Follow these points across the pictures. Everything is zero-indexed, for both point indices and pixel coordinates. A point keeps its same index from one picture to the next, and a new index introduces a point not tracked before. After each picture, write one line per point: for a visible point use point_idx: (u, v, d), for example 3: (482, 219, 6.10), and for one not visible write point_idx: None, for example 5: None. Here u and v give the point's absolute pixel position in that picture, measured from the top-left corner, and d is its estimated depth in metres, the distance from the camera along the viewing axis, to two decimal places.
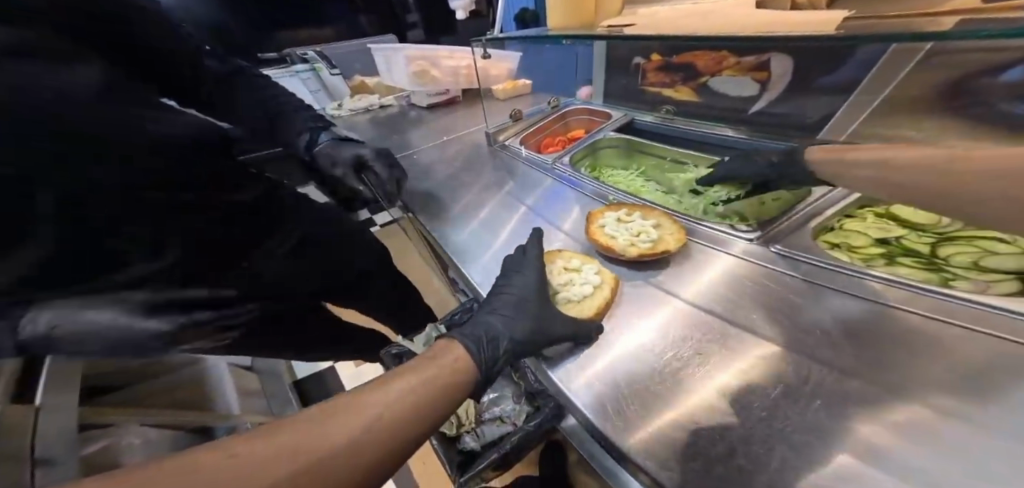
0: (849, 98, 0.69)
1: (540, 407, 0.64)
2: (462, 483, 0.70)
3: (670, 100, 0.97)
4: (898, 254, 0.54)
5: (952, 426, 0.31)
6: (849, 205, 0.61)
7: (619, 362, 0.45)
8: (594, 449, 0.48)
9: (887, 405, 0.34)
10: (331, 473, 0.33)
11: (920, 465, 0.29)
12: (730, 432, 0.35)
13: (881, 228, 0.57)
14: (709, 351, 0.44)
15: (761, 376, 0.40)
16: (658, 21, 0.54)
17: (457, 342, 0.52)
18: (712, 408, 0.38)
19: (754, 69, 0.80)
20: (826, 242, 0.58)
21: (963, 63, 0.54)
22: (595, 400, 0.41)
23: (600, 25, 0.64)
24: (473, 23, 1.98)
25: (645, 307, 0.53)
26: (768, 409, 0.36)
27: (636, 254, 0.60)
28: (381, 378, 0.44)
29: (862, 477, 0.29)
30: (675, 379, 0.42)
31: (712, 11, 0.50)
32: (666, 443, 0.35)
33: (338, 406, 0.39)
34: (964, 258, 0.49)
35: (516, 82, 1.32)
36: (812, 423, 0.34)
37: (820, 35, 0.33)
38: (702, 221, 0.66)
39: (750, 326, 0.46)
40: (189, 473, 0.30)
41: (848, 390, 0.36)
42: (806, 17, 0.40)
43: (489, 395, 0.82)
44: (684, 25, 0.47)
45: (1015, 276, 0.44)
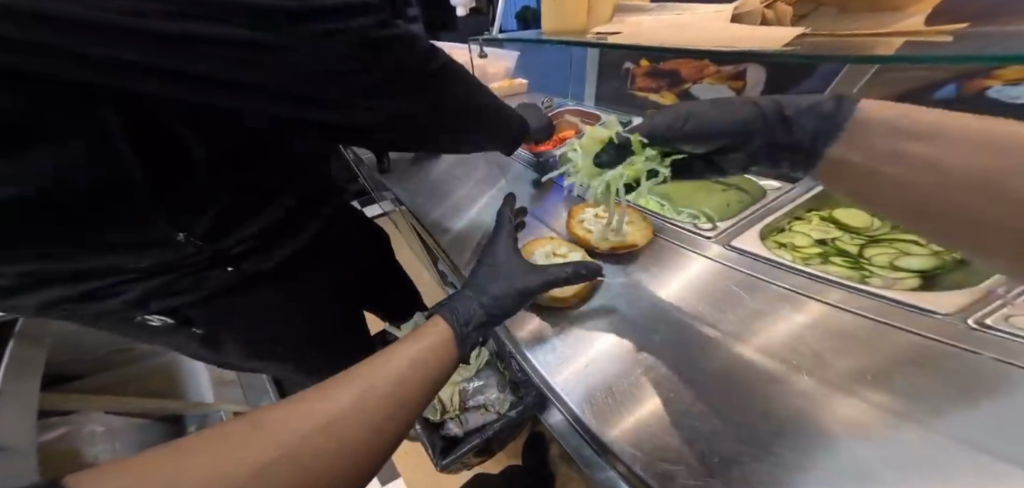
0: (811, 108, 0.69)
1: (523, 398, 0.67)
2: (447, 464, 0.77)
3: (655, 106, 0.95)
4: (833, 254, 0.58)
5: (891, 419, 0.34)
6: (798, 208, 0.68)
7: (594, 362, 0.49)
8: (578, 439, 0.52)
9: (835, 398, 0.37)
10: (318, 450, 0.39)
11: (861, 451, 0.31)
12: (698, 429, 0.37)
13: (822, 230, 0.63)
14: (677, 348, 0.47)
15: (724, 376, 0.42)
16: (642, 31, 0.56)
17: (440, 316, 0.55)
18: (682, 400, 0.41)
19: (732, 78, 0.79)
20: (773, 241, 0.62)
21: (908, 79, 0.58)
22: (580, 394, 0.45)
23: (590, 31, 0.66)
24: (472, 19, 1.96)
25: (628, 303, 0.56)
26: (732, 408, 0.38)
27: (610, 247, 0.64)
28: (370, 357, 0.49)
29: (811, 459, 0.32)
30: (651, 373, 0.45)
31: (689, 24, 0.52)
32: (647, 437, 0.38)
33: (332, 383, 0.45)
34: (884, 258, 0.55)
35: (513, 81, 1.30)
36: (763, 418, 0.37)
37: (772, 54, 0.36)
38: (673, 221, 0.70)
39: (719, 324, 0.48)
40: (197, 452, 0.36)
41: (800, 385, 0.39)
42: (768, 33, 0.42)
43: (473, 384, 0.84)
44: (664, 36, 0.50)
45: (919, 274, 0.51)
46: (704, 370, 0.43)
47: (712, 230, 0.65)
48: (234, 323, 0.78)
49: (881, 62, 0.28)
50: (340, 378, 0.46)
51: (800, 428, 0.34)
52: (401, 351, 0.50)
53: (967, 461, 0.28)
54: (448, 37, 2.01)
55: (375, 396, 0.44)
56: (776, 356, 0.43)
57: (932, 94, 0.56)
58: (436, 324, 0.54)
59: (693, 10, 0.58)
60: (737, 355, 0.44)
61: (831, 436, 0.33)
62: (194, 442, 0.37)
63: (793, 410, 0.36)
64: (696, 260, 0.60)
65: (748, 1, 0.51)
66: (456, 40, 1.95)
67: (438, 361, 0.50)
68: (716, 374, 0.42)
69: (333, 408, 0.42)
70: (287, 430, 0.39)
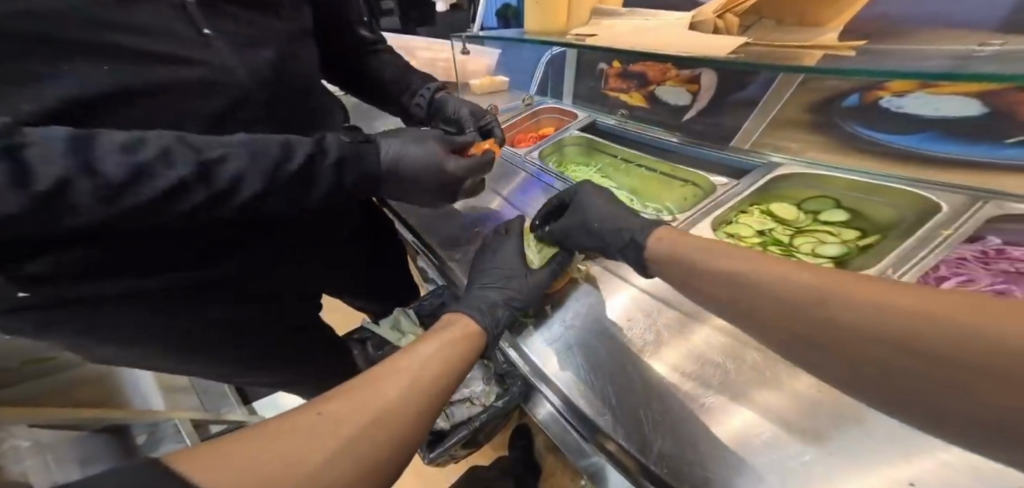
0: (754, 112, 0.76)
1: (509, 388, 0.68)
2: (432, 459, 0.76)
3: (625, 105, 0.98)
4: (770, 245, 0.62)
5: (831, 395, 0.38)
6: (743, 201, 0.68)
7: (579, 354, 0.53)
8: (562, 427, 0.54)
9: (786, 378, 0.41)
10: (357, 456, 0.37)
11: (804, 428, 0.37)
12: (675, 415, 0.43)
13: (761, 222, 0.66)
14: (650, 339, 0.50)
15: (687, 367, 0.46)
16: (614, 33, 0.59)
17: (463, 313, 0.58)
18: (661, 390, 0.45)
19: (689, 81, 0.85)
20: (725, 232, 0.65)
21: (821, 88, 0.70)
22: (575, 384, 0.51)
23: (570, 33, 0.68)
24: (451, 14, 1.82)
25: (607, 294, 0.58)
26: (693, 404, 0.43)
27: None
28: (393, 355, 0.49)
29: (761, 446, 0.37)
30: (632, 365, 0.49)
31: (653, 30, 0.56)
32: (636, 424, 0.45)
33: (374, 378, 0.44)
34: (808, 246, 0.60)
35: (495, 78, 1.27)
36: (721, 400, 0.42)
37: (729, 61, 0.41)
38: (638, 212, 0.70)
39: (689, 311, 0.51)
40: (230, 455, 0.33)
41: (753, 362, 0.43)
42: (716, 41, 0.47)
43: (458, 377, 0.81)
44: (635, 39, 0.54)
45: (832, 260, 0.57)
46: (674, 356, 0.48)
47: (672, 219, 0.68)
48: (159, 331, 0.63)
49: (809, 72, 0.36)
50: (370, 378, 0.45)
51: (752, 409, 0.40)
52: (425, 348, 0.50)
53: (879, 431, 0.34)
54: (426, 30, 1.84)
55: (384, 421, 0.40)
56: (735, 337, 0.46)
57: (842, 102, 0.68)
58: (462, 323, 0.56)
59: (658, 17, 0.61)
60: (702, 340, 0.48)
61: (781, 415, 0.38)
62: (247, 438, 0.36)
63: (746, 392, 0.41)
64: None
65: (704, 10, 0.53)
66: (432, 32, 1.83)
67: (462, 359, 0.52)
68: (687, 363, 0.46)
69: (382, 398, 0.42)
70: (347, 426, 0.38)
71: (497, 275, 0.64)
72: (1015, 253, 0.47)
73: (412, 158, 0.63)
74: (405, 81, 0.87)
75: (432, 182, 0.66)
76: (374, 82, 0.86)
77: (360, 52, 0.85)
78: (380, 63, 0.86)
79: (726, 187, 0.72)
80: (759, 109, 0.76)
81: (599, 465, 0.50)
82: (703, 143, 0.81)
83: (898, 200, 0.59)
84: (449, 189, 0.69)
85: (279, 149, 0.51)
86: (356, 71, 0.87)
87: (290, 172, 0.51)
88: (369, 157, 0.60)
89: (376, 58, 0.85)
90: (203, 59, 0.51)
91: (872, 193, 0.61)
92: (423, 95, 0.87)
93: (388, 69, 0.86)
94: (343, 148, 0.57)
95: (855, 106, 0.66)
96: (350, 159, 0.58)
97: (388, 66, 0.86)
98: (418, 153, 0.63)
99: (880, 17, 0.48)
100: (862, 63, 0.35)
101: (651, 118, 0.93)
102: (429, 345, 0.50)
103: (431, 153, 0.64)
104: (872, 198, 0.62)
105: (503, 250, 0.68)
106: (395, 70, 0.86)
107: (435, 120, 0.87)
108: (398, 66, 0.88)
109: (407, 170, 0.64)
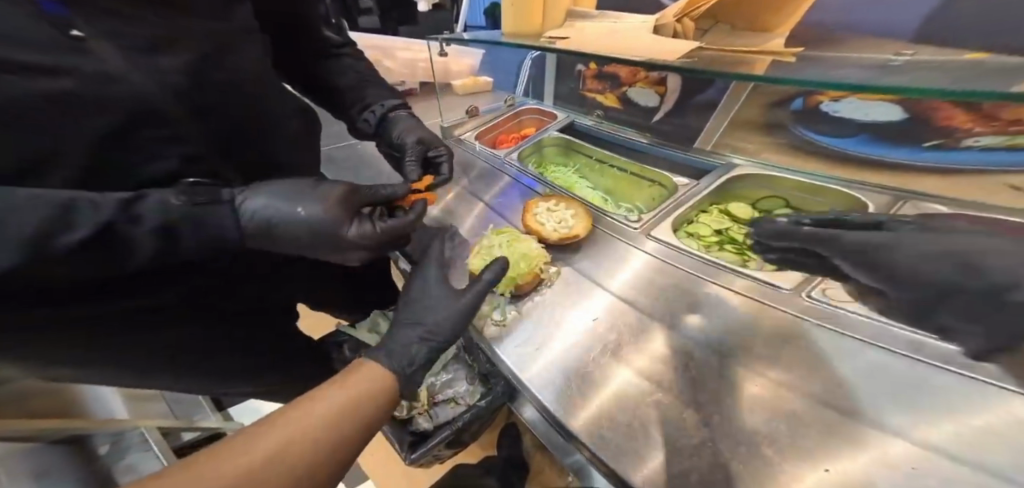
0: (714, 114, 0.79)
1: (493, 388, 0.67)
2: (413, 462, 0.70)
3: (601, 106, 1.00)
4: (726, 244, 0.65)
5: (792, 398, 0.41)
6: (702, 201, 0.73)
7: (550, 360, 0.52)
8: (547, 428, 0.55)
9: (749, 382, 0.43)
10: None
11: (765, 430, 0.39)
12: (645, 415, 0.44)
13: (718, 221, 0.70)
14: (617, 342, 0.52)
15: (658, 371, 0.47)
16: (584, 36, 0.61)
17: (378, 363, 0.53)
18: (631, 395, 0.46)
19: (657, 84, 0.85)
20: (684, 232, 0.69)
21: (772, 93, 0.73)
22: (552, 389, 0.49)
23: (543, 35, 0.69)
24: (434, 14, 1.79)
25: (579, 297, 0.59)
26: (660, 410, 0.44)
27: (557, 238, 0.66)
28: (259, 420, 0.40)
29: (728, 451, 0.39)
30: (603, 370, 0.49)
31: (619, 31, 0.58)
32: (604, 424, 0.44)
33: (221, 450, 0.35)
34: None
35: (477, 78, 1.27)
36: (682, 402, 0.44)
37: (685, 67, 0.43)
38: (610, 214, 0.72)
39: (661, 317, 0.53)
40: None
41: (719, 369, 0.45)
42: (676, 46, 0.49)
43: (441, 378, 0.78)
44: (597, 43, 0.55)
45: None
46: (643, 362, 0.49)
47: (639, 219, 0.69)
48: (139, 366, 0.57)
49: (757, 79, 0.38)
50: (212, 451, 0.35)
51: (715, 416, 0.41)
52: (304, 411, 0.41)
53: (832, 428, 0.37)
54: (407, 30, 1.80)
55: None
56: (697, 342, 0.49)
57: (789, 106, 0.71)
58: (371, 381, 0.49)
59: (626, 19, 0.64)
60: (666, 344, 0.50)
61: (744, 423, 0.40)
62: None
63: (709, 401, 0.43)
64: (635, 251, 0.63)
65: (666, 12, 0.55)
66: (414, 32, 1.80)
67: (347, 429, 0.43)
68: (656, 368, 0.48)
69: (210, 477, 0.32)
70: None
71: (415, 311, 0.61)
72: (934, 250, 0.52)
73: (291, 223, 0.51)
74: (359, 93, 0.83)
75: (324, 244, 0.54)
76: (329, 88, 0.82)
77: (316, 52, 0.80)
78: (340, 68, 0.82)
79: (688, 188, 0.76)
80: (719, 109, 0.78)
81: (581, 464, 0.51)
82: (671, 146, 0.84)
83: (835, 200, 0.64)
84: (354, 252, 0.57)
85: (54, 216, 0.34)
86: (309, 71, 0.82)
87: (68, 246, 0.34)
88: (223, 226, 0.46)
89: (336, 64, 0.82)
90: (71, 64, 0.41)
91: (816, 194, 0.67)
92: (373, 110, 0.84)
93: (347, 77, 0.82)
94: (180, 208, 0.42)
95: (802, 109, 0.69)
96: (191, 226, 0.43)
97: (347, 75, 0.82)
98: (298, 213, 0.51)
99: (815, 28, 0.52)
100: (793, 71, 0.38)
101: (627, 119, 0.95)
102: (319, 405, 0.42)
103: (326, 220, 0.52)
104: (815, 198, 0.67)
105: (420, 282, 0.64)
106: (353, 80, 0.83)
107: (380, 138, 0.86)
108: (358, 72, 0.84)
109: (283, 235, 0.51)
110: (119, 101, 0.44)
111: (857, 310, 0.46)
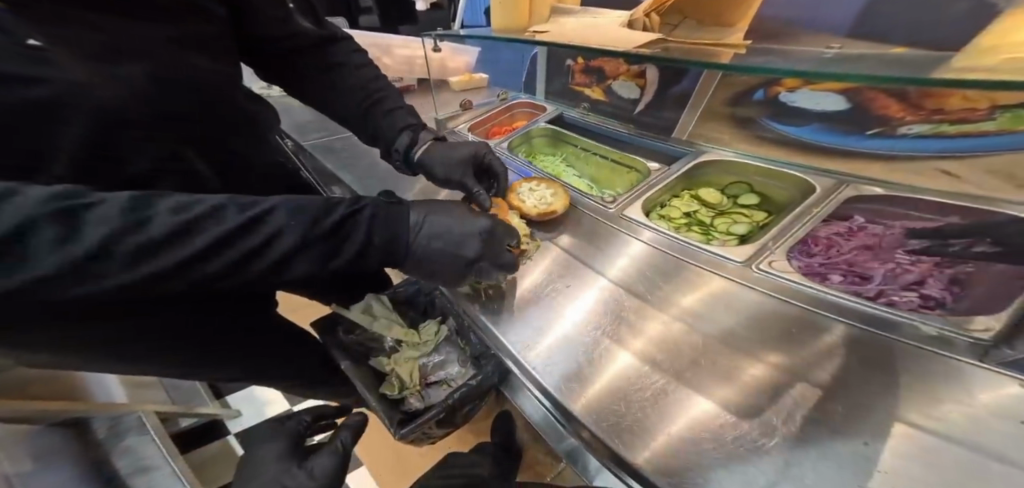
0: (687, 106, 0.81)
1: (482, 368, 0.67)
2: (405, 436, 0.65)
3: (588, 99, 1.01)
4: (694, 224, 0.70)
5: (782, 378, 0.41)
6: (675, 184, 0.77)
7: (546, 342, 0.52)
8: (540, 413, 0.54)
9: (744, 364, 0.44)
10: None
11: (759, 409, 0.39)
12: (635, 396, 0.44)
13: (687, 204, 0.75)
14: (615, 325, 0.52)
15: (647, 350, 0.48)
16: (564, 29, 0.63)
17: None
18: (620, 374, 0.46)
19: (637, 76, 0.86)
20: (657, 215, 0.73)
21: (735, 84, 0.74)
22: (546, 370, 0.49)
23: (529, 29, 0.70)
24: (430, 14, 1.82)
25: (568, 279, 0.61)
26: (648, 390, 0.44)
27: (535, 215, 0.71)
28: None
29: (720, 425, 0.39)
30: (599, 354, 0.49)
31: (596, 26, 0.61)
32: (598, 400, 0.44)
33: None
34: (724, 223, 0.69)
35: (472, 75, 1.27)
36: (675, 386, 0.44)
37: (657, 58, 0.45)
38: (588, 195, 0.78)
39: (648, 299, 0.55)
40: None
41: (705, 350, 0.46)
42: (647, 38, 0.51)
43: (433, 359, 0.79)
44: (575, 36, 0.57)
45: (739, 236, 0.66)
46: (638, 344, 0.49)
47: (612, 201, 0.74)
48: (143, 344, 0.57)
49: (723, 70, 0.40)
50: None
51: (706, 397, 0.42)
52: None
53: (821, 408, 0.38)
54: (404, 29, 1.79)
55: None
56: (688, 325, 0.50)
57: (751, 97, 0.72)
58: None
59: (605, 15, 0.66)
60: (656, 328, 0.50)
61: (733, 403, 0.40)
62: None
63: (701, 383, 0.43)
64: (632, 241, 0.65)
65: (637, 8, 0.59)
66: (411, 31, 1.77)
67: None
68: (651, 350, 0.48)
69: None
70: None
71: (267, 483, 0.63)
72: (873, 229, 0.59)
73: (440, 228, 0.50)
74: (376, 121, 0.73)
75: (455, 254, 0.50)
76: (336, 105, 0.72)
77: (301, 46, 0.69)
78: (350, 82, 0.71)
79: (660, 172, 0.79)
80: (690, 104, 0.81)
81: (574, 446, 0.49)
82: (651, 137, 0.87)
83: (789, 183, 0.70)
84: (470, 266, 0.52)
85: (320, 204, 0.42)
86: (319, 96, 0.73)
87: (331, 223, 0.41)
88: (404, 219, 0.48)
89: (333, 71, 0.71)
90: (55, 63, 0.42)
91: (773, 178, 0.72)
92: (403, 149, 0.73)
93: (355, 94, 0.71)
94: (381, 208, 0.47)
95: (764, 100, 0.70)
96: (384, 217, 0.46)
97: (350, 85, 0.71)
98: (450, 215, 0.51)
99: (773, 20, 0.59)
100: (752, 61, 0.39)
101: (613, 112, 0.97)
102: None
103: (467, 217, 0.52)
104: (773, 183, 0.72)
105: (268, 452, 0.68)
106: (361, 99, 0.71)
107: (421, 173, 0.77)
108: (364, 83, 0.71)
109: (428, 245, 0.49)
110: (103, 88, 0.45)
111: (808, 284, 0.51)
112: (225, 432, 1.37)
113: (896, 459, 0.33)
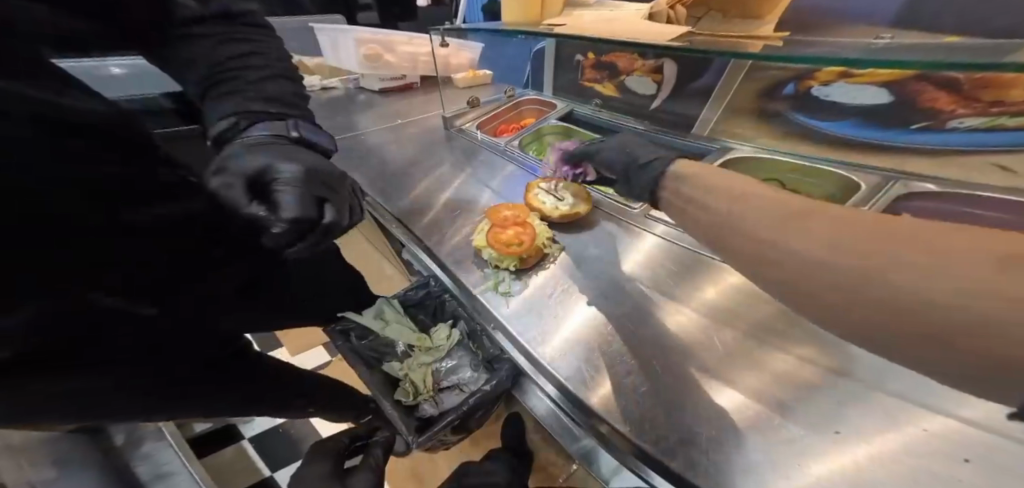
0: (709, 101, 0.81)
1: (496, 371, 0.67)
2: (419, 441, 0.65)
3: (600, 95, 1.00)
4: None
5: (820, 374, 0.41)
6: None
7: (569, 341, 0.52)
8: (554, 415, 0.53)
9: (774, 358, 0.44)
10: None
11: (797, 405, 0.39)
12: (660, 393, 0.44)
13: None
14: (635, 322, 0.52)
15: (677, 346, 0.48)
16: (581, 23, 0.62)
17: None
18: (640, 376, 0.46)
19: (652, 71, 0.84)
20: None
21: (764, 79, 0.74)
22: (570, 368, 0.48)
23: (543, 22, 0.69)
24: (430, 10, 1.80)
25: (587, 279, 0.60)
26: (675, 386, 0.44)
27: (556, 216, 0.70)
28: None
29: (763, 423, 0.39)
30: (618, 352, 0.49)
31: (616, 19, 0.60)
32: (620, 401, 0.44)
33: None
34: None
35: (477, 71, 1.27)
36: (708, 381, 0.44)
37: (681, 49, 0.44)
38: (607, 194, 0.76)
39: (672, 296, 0.54)
40: None
41: (731, 344, 0.46)
42: (668, 31, 0.51)
43: (446, 364, 0.79)
44: (592, 29, 0.57)
45: None
46: (666, 341, 0.49)
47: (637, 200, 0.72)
48: None
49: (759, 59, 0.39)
50: None
51: (740, 391, 0.42)
52: None
53: (867, 404, 0.38)
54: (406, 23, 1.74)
55: None
56: (711, 320, 0.50)
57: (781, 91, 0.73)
58: None
59: (624, 7, 0.65)
60: (680, 321, 0.51)
61: (771, 399, 0.41)
62: None
63: (733, 377, 0.43)
64: (645, 235, 0.65)
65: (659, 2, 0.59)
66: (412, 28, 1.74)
67: None
68: (680, 346, 0.48)
69: None
70: None
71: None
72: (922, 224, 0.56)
73: None
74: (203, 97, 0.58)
75: None
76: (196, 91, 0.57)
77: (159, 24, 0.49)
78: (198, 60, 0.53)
79: None
80: (714, 96, 0.80)
81: (589, 448, 0.49)
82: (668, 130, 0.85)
83: (824, 179, 0.66)
84: None
85: None
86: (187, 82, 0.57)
87: None
88: None
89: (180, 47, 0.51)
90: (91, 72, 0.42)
91: (809, 176, 0.67)
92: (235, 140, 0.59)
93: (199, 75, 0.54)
94: None
95: (795, 93, 0.70)
96: None
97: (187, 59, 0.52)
98: None
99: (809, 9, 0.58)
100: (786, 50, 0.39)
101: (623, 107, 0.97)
102: None
103: None
104: (809, 181, 0.67)
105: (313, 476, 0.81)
106: (196, 74, 0.54)
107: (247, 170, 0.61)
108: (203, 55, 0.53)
109: None
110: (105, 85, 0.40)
111: None
112: (237, 437, 1.39)
113: (972, 468, 0.32)
